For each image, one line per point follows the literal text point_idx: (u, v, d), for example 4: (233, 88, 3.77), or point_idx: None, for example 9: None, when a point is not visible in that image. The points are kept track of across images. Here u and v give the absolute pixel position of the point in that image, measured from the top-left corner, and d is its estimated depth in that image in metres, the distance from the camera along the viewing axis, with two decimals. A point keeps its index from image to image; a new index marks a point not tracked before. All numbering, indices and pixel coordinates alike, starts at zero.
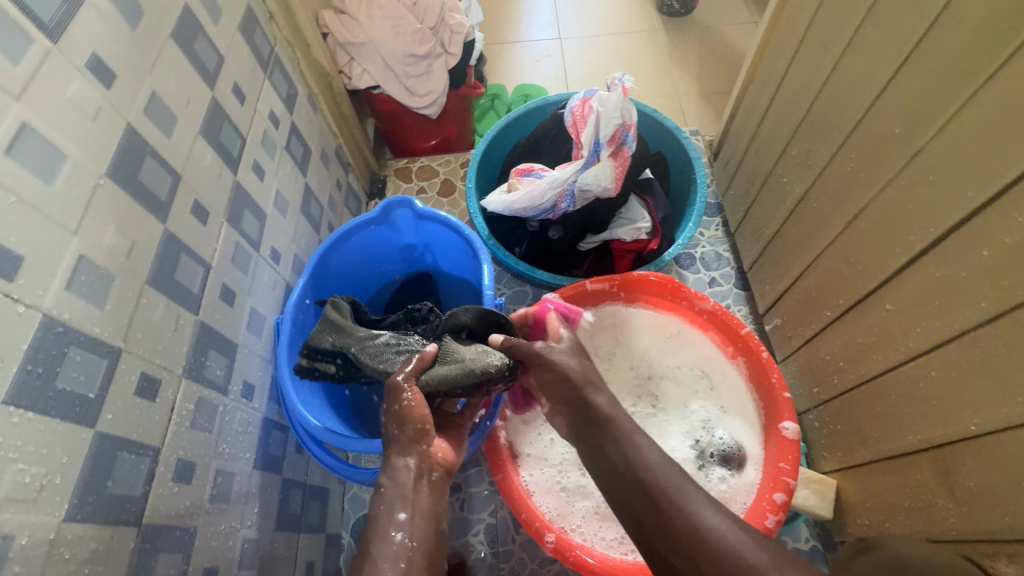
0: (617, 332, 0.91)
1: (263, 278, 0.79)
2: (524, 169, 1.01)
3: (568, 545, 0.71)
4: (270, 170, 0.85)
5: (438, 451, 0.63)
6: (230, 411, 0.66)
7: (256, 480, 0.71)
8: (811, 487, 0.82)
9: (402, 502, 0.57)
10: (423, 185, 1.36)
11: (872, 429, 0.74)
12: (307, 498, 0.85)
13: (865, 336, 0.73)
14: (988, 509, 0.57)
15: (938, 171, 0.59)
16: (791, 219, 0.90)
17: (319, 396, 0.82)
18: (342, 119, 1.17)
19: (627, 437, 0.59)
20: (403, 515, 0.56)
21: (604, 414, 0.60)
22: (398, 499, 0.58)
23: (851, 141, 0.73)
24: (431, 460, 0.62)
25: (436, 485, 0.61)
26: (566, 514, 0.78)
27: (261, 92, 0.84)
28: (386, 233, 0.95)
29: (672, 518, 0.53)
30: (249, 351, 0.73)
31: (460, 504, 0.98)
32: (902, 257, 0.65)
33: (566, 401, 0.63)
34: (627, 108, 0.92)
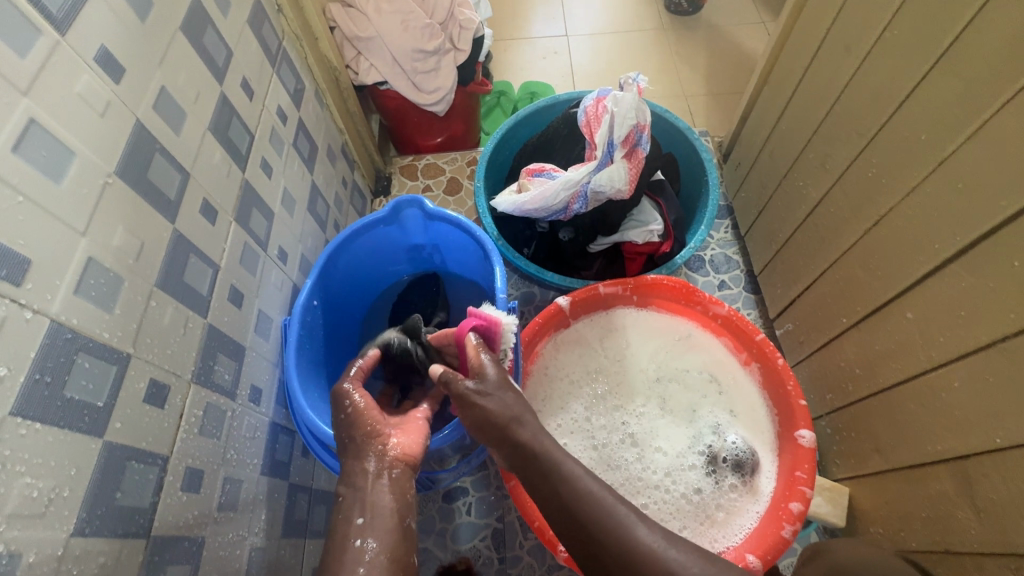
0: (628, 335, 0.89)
1: (271, 279, 0.77)
2: (535, 169, 0.99)
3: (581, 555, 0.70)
4: (277, 167, 0.83)
5: (394, 449, 0.61)
6: (238, 417, 0.65)
7: (264, 486, 0.69)
8: (824, 495, 0.81)
9: (362, 508, 0.55)
10: (428, 183, 1.34)
11: (889, 438, 0.73)
12: (314, 503, 0.83)
13: (883, 344, 0.73)
14: (1012, 523, 0.56)
15: (968, 180, 0.58)
16: (806, 223, 0.89)
17: (326, 400, 0.80)
18: (348, 115, 1.15)
19: (554, 466, 0.56)
20: (361, 520, 0.54)
21: (529, 449, 0.57)
22: (356, 505, 0.55)
23: (873, 146, 0.72)
24: (389, 458, 0.60)
25: (396, 482, 0.58)
26: None
27: (270, 88, 0.82)
28: (394, 232, 0.94)
29: (605, 547, 0.51)
30: (256, 354, 0.71)
31: (466, 509, 0.96)
32: (926, 266, 0.64)
33: (495, 438, 0.59)
34: (641, 108, 0.90)
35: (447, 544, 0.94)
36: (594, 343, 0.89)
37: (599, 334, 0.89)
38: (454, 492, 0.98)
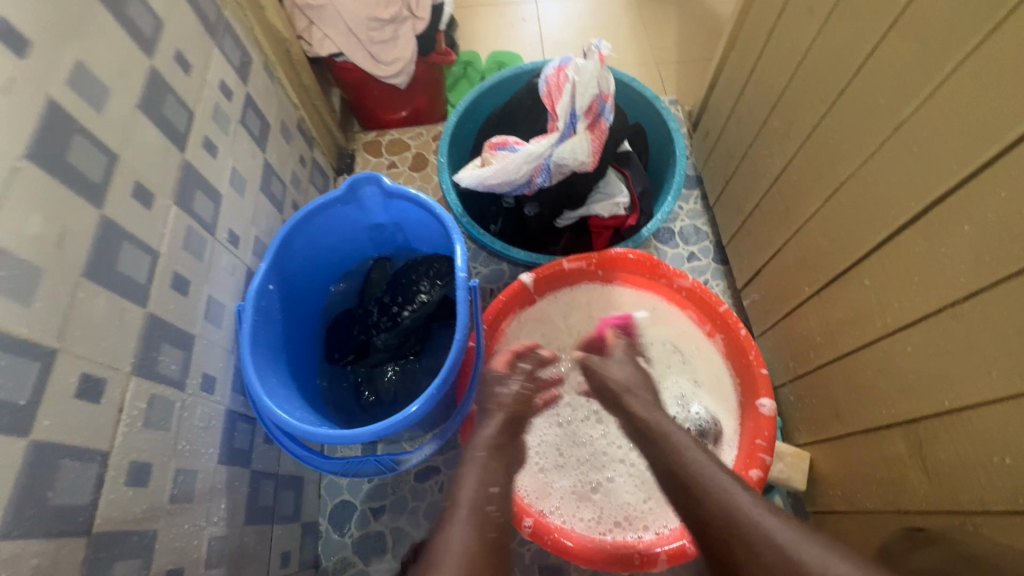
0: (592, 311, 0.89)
1: (222, 263, 0.75)
2: (498, 143, 0.96)
3: (546, 529, 0.70)
4: (223, 146, 0.79)
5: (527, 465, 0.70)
6: (189, 408, 0.63)
7: (223, 475, 0.68)
8: (785, 461, 0.83)
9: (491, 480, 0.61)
10: (393, 159, 1.30)
11: (846, 404, 0.74)
12: (279, 489, 0.83)
13: (841, 312, 0.73)
14: (955, 482, 0.58)
15: (922, 144, 0.57)
16: (770, 193, 0.88)
17: (286, 387, 0.79)
18: (304, 90, 1.10)
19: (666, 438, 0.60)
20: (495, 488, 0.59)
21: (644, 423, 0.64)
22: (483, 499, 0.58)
23: (833, 112, 0.70)
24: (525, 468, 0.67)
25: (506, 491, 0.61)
26: (545, 497, 0.77)
27: (210, 61, 0.78)
28: (354, 212, 0.90)
29: (704, 506, 0.53)
30: (208, 342, 0.69)
31: (438, 487, 0.97)
32: (882, 233, 0.64)
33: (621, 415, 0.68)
34: (603, 78, 0.89)
35: (420, 522, 0.95)
36: (558, 321, 0.89)
37: (565, 312, 0.89)
38: (425, 471, 0.98)
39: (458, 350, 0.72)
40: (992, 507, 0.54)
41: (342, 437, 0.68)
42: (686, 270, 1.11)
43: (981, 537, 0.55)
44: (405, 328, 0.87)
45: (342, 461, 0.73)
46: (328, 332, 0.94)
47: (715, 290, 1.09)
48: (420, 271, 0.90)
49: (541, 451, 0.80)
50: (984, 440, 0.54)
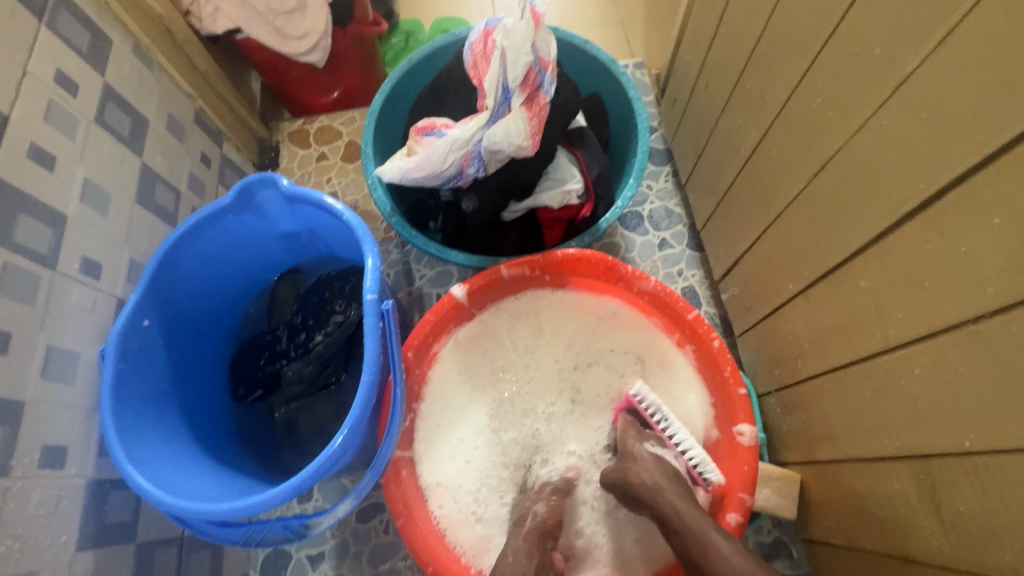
0: (542, 322, 0.77)
1: (73, 301, 0.61)
2: (424, 127, 0.81)
3: None
4: (69, 155, 0.64)
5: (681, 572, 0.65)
6: (19, 495, 0.50)
7: (86, 563, 0.56)
8: (772, 486, 0.72)
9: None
10: (323, 150, 1.12)
11: (841, 425, 0.62)
12: (188, 554, 0.71)
13: (833, 318, 0.60)
14: (981, 538, 0.46)
15: (932, 109, 0.43)
16: (745, 171, 0.74)
17: (173, 442, 0.65)
18: (201, 76, 0.93)
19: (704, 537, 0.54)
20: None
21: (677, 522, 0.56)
22: None
23: (817, 68, 0.56)
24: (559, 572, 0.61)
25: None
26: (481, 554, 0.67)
27: (36, 49, 0.61)
28: (253, 220, 0.75)
29: None
30: (51, 405, 0.56)
31: (384, 527, 0.83)
32: (880, 224, 0.50)
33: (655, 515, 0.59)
34: (539, 41, 0.74)
35: (364, 568, 0.81)
36: (502, 337, 0.77)
37: (512, 326, 0.77)
38: (368, 509, 0.84)
39: (368, 388, 0.59)
40: None
41: (236, 508, 0.55)
42: (657, 259, 0.97)
43: None
44: (320, 356, 0.75)
45: (243, 529, 0.60)
46: (236, 359, 0.81)
47: (691, 282, 0.95)
48: (334, 288, 0.78)
49: (477, 495, 0.69)
50: (1017, 495, 0.41)
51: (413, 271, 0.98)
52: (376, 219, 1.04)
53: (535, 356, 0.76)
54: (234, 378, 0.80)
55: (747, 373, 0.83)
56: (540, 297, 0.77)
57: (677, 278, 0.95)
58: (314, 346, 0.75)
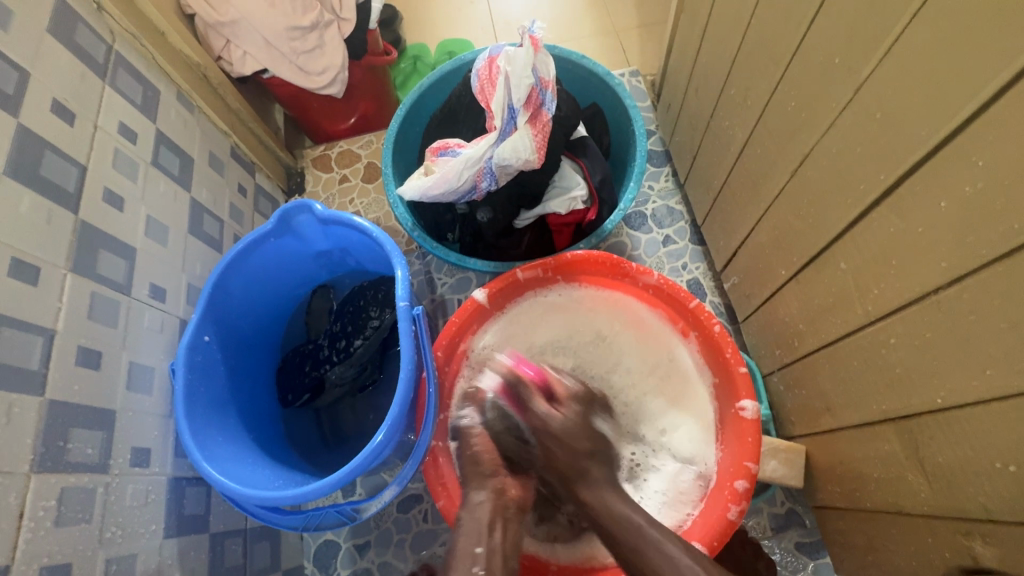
0: (609, 348, 0.83)
1: (145, 323, 0.70)
2: (439, 147, 0.87)
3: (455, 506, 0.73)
4: (134, 195, 0.73)
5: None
6: (118, 490, 0.59)
7: (171, 548, 0.65)
8: (779, 457, 0.78)
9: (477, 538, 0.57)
10: (344, 173, 1.20)
11: (836, 396, 0.68)
12: (251, 543, 0.79)
13: (821, 297, 0.66)
14: (958, 486, 0.52)
15: (885, 110, 0.49)
16: (736, 168, 0.80)
17: (236, 442, 0.74)
18: (233, 114, 1.02)
19: None
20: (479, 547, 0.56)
21: None
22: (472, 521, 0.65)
23: (789, 74, 0.62)
24: None
25: None
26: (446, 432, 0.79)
27: (102, 105, 0.71)
28: (292, 242, 0.83)
29: None
30: (136, 412, 0.65)
31: (423, 516, 0.90)
32: (853, 210, 0.56)
33: None
34: (540, 64, 0.82)
35: (407, 554, 0.88)
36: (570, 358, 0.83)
37: (571, 342, 0.84)
38: (408, 500, 0.91)
39: (406, 385, 0.67)
40: (1000, 516, 0.49)
41: (296, 495, 0.63)
42: (662, 255, 1.03)
43: (990, 547, 0.51)
44: (360, 358, 0.84)
45: (302, 516, 0.68)
46: (282, 369, 0.89)
47: (695, 274, 1.01)
48: (367, 297, 0.86)
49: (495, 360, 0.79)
50: (989, 442, 0.48)
51: (435, 279, 1.06)
52: (398, 234, 1.12)
53: (607, 379, 0.82)
54: (281, 385, 0.88)
55: (752, 356, 0.89)
56: (615, 325, 0.83)
57: (682, 271, 1.01)
58: (353, 351, 0.84)
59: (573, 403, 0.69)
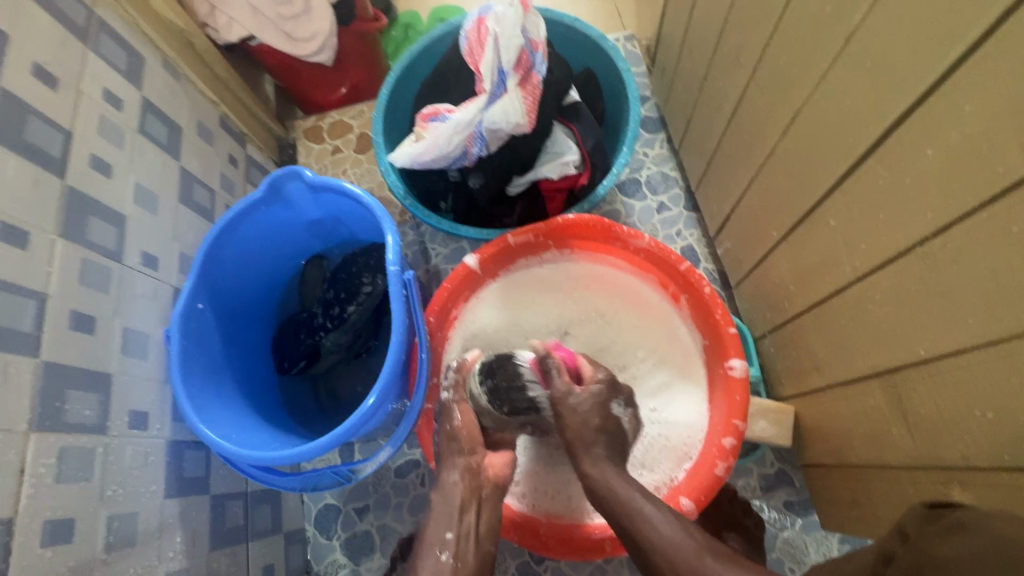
0: (612, 316, 0.84)
1: (138, 290, 0.70)
2: (429, 113, 0.86)
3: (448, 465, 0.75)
4: (121, 162, 0.72)
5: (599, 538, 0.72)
6: (116, 451, 0.61)
7: (172, 509, 0.67)
8: (769, 418, 0.79)
9: (448, 522, 0.65)
10: (337, 143, 1.19)
11: (825, 355, 0.68)
12: (251, 506, 0.81)
13: (811, 257, 0.66)
14: (940, 436, 0.53)
15: (875, 59, 0.48)
16: (728, 131, 0.79)
17: (234, 407, 0.75)
18: (221, 82, 1.00)
19: None
20: (450, 534, 0.64)
21: None
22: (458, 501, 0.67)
23: (781, 29, 0.60)
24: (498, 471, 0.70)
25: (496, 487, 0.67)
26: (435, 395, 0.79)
27: (84, 69, 0.70)
28: (283, 211, 0.83)
29: None
30: (131, 376, 0.66)
31: (420, 480, 0.92)
32: (842, 166, 0.56)
33: None
34: (529, 24, 0.80)
35: (405, 516, 0.91)
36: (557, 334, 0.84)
37: (569, 314, 0.85)
38: (405, 465, 0.93)
39: (398, 348, 0.68)
40: (978, 463, 0.50)
41: (292, 456, 0.64)
42: (656, 223, 1.03)
43: (968, 494, 0.52)
44: (354, 324, 0.85)
45: (299, 477, 0.70)
46: (278, 337, 0.90)
47: (689, 241, 1.01)
48: (359, 264, 0.87)
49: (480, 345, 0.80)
50: (969, 390, 0.49)
51: (429, 249, 1.05)
52: (392, 205, 1.11)
53: (606, 355, 0.83)
54: (277, 354, 0.89)
55: (744, 321, 0.89)
56: (614, 294, 0.84)
57: (676, 238, 1.01)
58: (348, 318, 0.85)
59: (596, 384, 0.71)
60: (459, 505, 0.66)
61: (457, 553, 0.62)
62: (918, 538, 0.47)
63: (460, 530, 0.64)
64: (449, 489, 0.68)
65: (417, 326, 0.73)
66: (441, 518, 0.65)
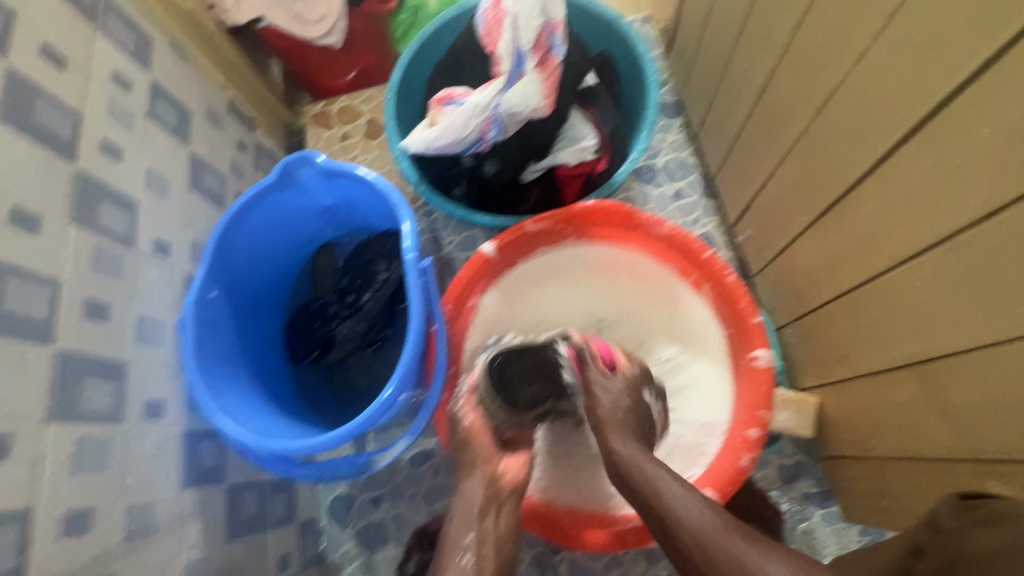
0: (636, 313, 0.82)
1: (151, 277, 0.69)
2: (444, 97, 0.84)
3: None
4: (131, 146, 0.71)
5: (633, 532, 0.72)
6: (133, 440, 0.60)
7: (189, 498, 0.66)
8: (790, 409, 0.78)
9: (469, 524, 0.62)
10: (346, 129, 1.16)
11: (852, 344, 0.67)
12: (267, 495, 0.80)
13: (841, 245, 0.64)
14: (979, 427, 0.52)
15: (921, 34, 0.46)
16: (754, 113, 0.77)
17: (250, 396, 0.74)
18: (229, 66, 0.98)
19: None
20: (469, 537, 0.60)
21: None
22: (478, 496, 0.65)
23: (816, 4, 0.57)
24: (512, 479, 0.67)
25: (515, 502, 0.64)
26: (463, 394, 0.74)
27: (93, 50, 0.68)
28: (296, 197, 0.81)
29: None
30: (148, 365, 0.65)
31: (435, 470, 0.91)
32: (879, 149, 0.54)
33: None
34: (548, 4, 0.77)
35: (420, 506, 0.90)
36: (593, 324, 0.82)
37: (587, 310, 0.83)
38: (420, 455, 0.92)
39: (417, 336, 0.66)
40: (1020, 455, 0.49)
41: (309, 446, 0.63)
42: (674, 210, 1.01)
43: (1008, 487, 0.51)
44: (368, 313, 0.86)
45: (317, 466, 0.69)
46: (291, 326, 0.90)
47: (707, 229, 0.99)
48: (374, 250, 0.87)
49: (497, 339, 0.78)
50: (1011, 380, 0.47)
51: (442, 237, 1.04)
52: (403, 192, 1.10)
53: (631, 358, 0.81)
54: (290, 343, 0.88)
55: (764, 310, 0.88)
56: (638, 292, 0.82)
57: (694, 226, 0.99)
58: (363, 305, 0.86)
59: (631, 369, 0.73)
60: (479, 509, 0.63)
61: (480, 554, 0.59)
62: (953, 528, 0.49)
63: (479, 533, 0.61)
64: (470, 482, 0.67)
65: (436, 312, 0.72)
66: (462, 520, 0.62)
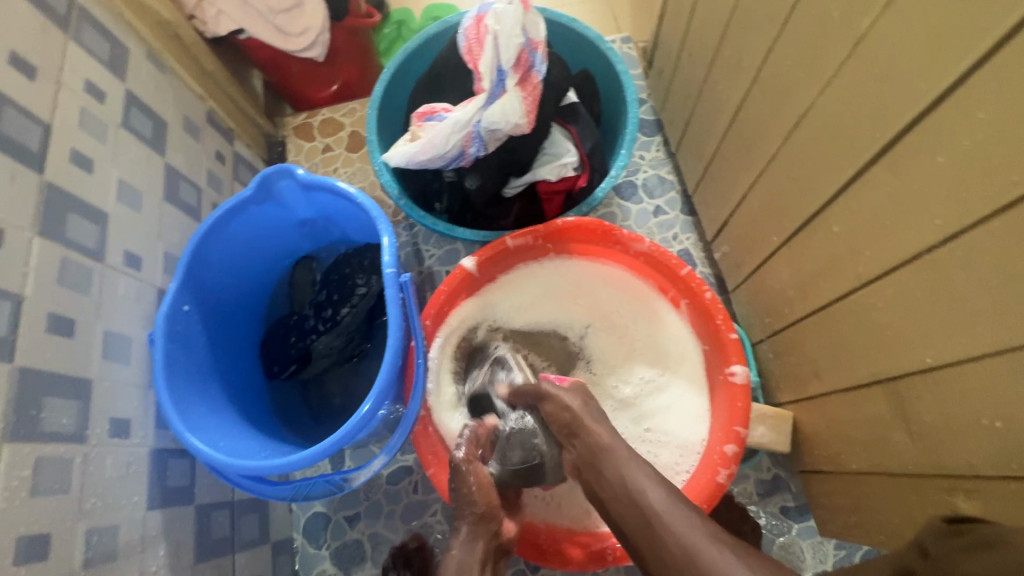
0: (614, 328, 0.82)
1: (121, 291, 0.67)
2: (425, 112, 0.84)
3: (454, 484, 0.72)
4: (102, 157, 0.69)
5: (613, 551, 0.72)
6: (96, 461, 0.58)
7: (155, 520, 0.64)
8: (767, 424, 0.79)
9: None
10: (328, 142, 1.15)
11: (825, 361, 0.68)
12: (238, 515, 0.78)
13: (813, 264, 0.65)
14: (946, 443, 0.53)
15: (884, 63, 0.48)
16: (729, 134, 0.78)
17: (221, 414, 0.72)
18: (207, 77, 0.97)
19: None
20: None
21: None
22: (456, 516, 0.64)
23: (786, 31, 0.59)
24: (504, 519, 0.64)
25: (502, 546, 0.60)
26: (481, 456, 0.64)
27: (65, 59, 0.66)
28: (274, 210, 0.80)
29: None
30: (113, 383, 0.63)
31: (413, 487, 0.90)
32: (847, 172, 0.55)
33: None
34: (529, 23, 0.78)
35: (398, 525, 0.88)
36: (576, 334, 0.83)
37: (566, 324, 0.83)
38: (398, 472, 0.91)
39: (395, 352, 0.66)
40: (984, 471, 0.50)
41: (282, 465, 0.62)
42: (653, 226, 1.02)
43: (973, 502, 0.52)
44: (347, 327, 0.83)
45: (290, 485, 0.67)
46: (266, 341, 0.88)
47: (685, 245, 1.00)
48: (352, 265, 0.85)
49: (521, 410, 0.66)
50: (975, 398, 0.49)
51: (423, 251, 1.03)
52: (385, 205, 1.09)
53: (612, 373, 0.81)
54: (264, 358, 0.87)
55: (741, 326, 0.89)
56: (616, 307, 0.83)
57: (673, 242, 1.00)
58: (340, 319, 0.83)
59: None
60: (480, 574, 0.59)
61: None
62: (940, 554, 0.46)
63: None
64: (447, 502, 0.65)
65: (415, 326, 0.71)
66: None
